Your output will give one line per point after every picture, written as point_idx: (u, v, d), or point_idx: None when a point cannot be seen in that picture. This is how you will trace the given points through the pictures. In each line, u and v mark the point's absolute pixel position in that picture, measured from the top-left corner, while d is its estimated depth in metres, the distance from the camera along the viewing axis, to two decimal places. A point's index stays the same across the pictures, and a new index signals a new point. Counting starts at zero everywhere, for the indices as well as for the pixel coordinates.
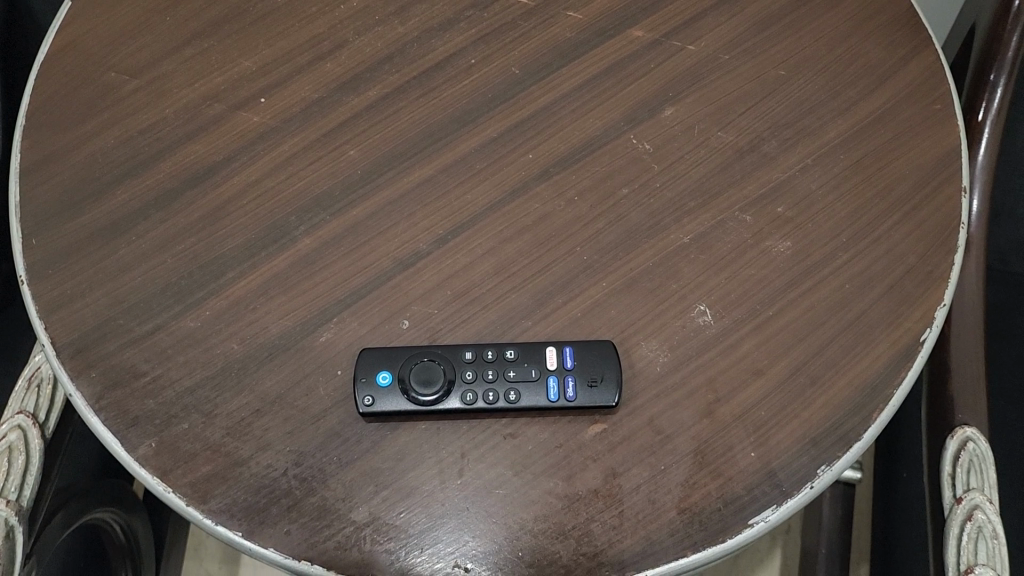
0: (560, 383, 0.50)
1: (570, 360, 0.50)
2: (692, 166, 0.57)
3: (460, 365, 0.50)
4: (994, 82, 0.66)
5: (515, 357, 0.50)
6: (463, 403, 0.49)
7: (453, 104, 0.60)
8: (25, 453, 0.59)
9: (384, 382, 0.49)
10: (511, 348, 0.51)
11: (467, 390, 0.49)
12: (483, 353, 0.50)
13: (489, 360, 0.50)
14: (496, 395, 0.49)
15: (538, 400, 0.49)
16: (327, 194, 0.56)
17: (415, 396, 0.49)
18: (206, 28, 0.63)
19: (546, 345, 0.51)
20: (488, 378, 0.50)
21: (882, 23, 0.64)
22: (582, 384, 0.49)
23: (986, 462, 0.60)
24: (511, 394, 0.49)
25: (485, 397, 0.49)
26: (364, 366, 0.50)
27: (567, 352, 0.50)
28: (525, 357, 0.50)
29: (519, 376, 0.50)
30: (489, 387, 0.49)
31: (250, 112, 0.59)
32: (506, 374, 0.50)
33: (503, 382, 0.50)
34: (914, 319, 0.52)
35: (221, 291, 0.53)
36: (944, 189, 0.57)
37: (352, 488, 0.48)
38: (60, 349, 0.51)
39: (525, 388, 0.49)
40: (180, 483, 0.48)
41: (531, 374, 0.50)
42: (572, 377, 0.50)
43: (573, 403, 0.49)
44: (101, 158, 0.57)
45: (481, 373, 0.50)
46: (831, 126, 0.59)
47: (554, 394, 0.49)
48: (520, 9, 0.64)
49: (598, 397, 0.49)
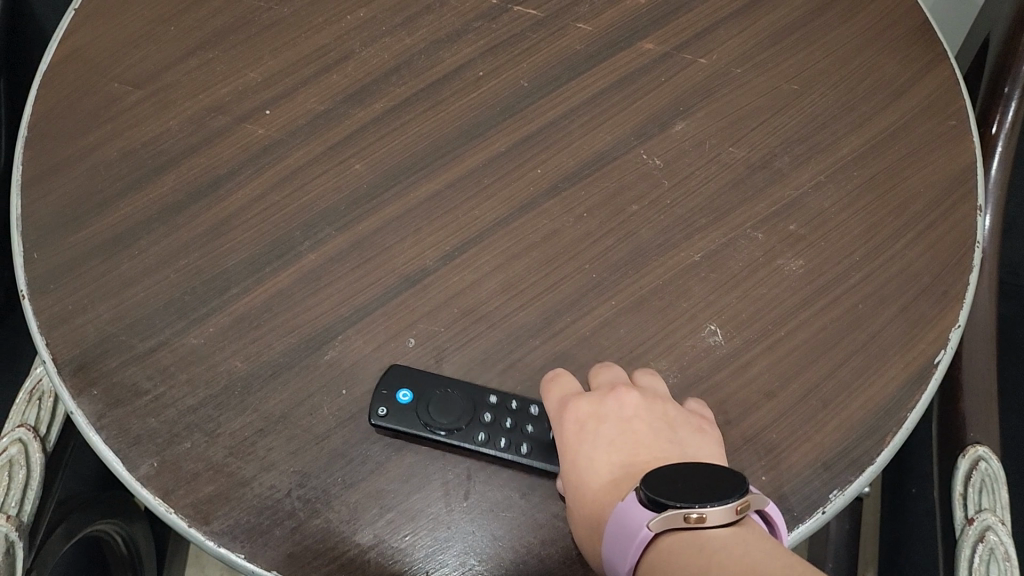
0: None
1: None
2: (702, 182, 0.56)
3: (480, 406, 0.49)
4: (1007, 96, 0.65)
5: (539, 414, 0.49)
6: (473, 441, 0.48)
7: (460, 118, 0.59)
8: (26, 467, 0.59)
9: (403, 399, 0.49)
10: (538, 405, 0.49)
11: (481, 430, 0.48)
12: (508, 402, 0.49)
13: (512, 410, 0.49)
14: (508, 444, 0.48)
15: (546, 463, 0.47)
16: (333, 209, 0.55)
17: (429, 422, 0.48)
18: (210, 38, 0.62)
19: None
20: (505, 426, 0.48)
21: (896, 37, 0.63)
22: None
23: (998, 481, 0.59)
24: (523, 448, 0.48)
25: (497, 442, 0.48)
26: (388, 380, 0.49)
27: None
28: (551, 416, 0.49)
29: (537, 433, 0.48)
30: (504, 434, 0.48)
31: (255, 124, 0.59)
32: (524, 427, 0.48)
33: (519, 434, 0.48)
34: (928, 341, 0.51)
35: (224, 307, 0.52)
36: (958, 208, 0.56)
37: (357, 509, 0.47)
38: (62, 365, 0.51)
39: (539, 446, 0.48)
40: (182, 504, 0.47)
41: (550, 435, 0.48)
42: None
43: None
44: (105, 170, 0.57)
45: (499, 420, 0.48)
46: (844, 143, 0.58)
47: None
48: (528, 21, 0.63)
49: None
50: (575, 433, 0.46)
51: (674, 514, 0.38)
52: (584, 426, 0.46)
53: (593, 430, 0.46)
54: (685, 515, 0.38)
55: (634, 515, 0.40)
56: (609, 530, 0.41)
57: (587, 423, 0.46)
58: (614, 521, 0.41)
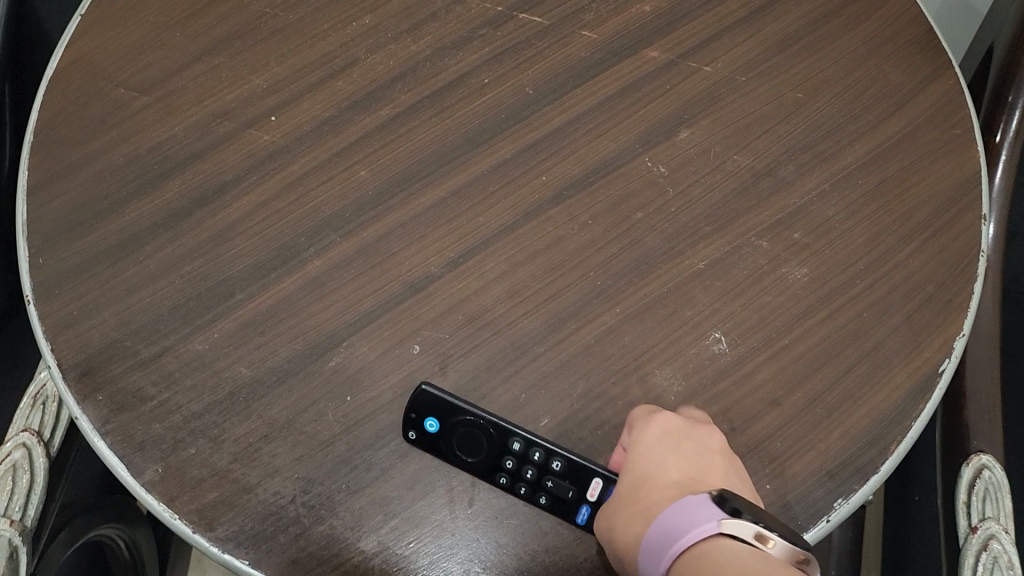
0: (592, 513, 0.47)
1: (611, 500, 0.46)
2: (707, 190, 0.56)
3: (504, 451, 0.47)
4: (1012, 104, 0.65)
5: (562, 469, 0.47)
6: (494, 484, 0.47)
7: (466, 125, 0.59)
8: (30, 472, 0.59)
9: (430, 429, 0.48)
10: (561, 460, 0.47)
11: (502, 474, 0.47)
12: (531, 452, 0.47)
13: (533, 463, 0.47)
14: (526, 494, 0.47)
15: (563, 521, 0.47)
16: (339, 215, 0.56)
17: (452, 456, 0.48)
18: (216, 44, 0.62)
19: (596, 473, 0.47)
20: (524, 478, 0.47)
21: (901, 45, 0.63)
22: None
23: (1002, 490, 0.58)
24: (540, 501, 0.47)
25: (516, 490, 0.47)
26: (417, 402, 0.48)
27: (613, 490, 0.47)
28: (575, 472, 0.47)
29: (555, 492, 0.47)
30: (523, 485, 0.47)
31: (261, 130, 0.59)
32: (542, 482, 0.47)
33: (537, 488, 0.47)
34: (932, 350, 0.51)
35: (229, 313, 0.52)
36: (962, 217, 0.56)
37: (361, 515, 0.47)
38: (67, 371, 0.51)
39: (557, 504, 0.47)
40: (187, 509, 0.47)
41: (568, 494, 0.47)
42: None
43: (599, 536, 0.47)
44: (111, 176, 0.57)
45: (520, 470, 0.47)
46: (848, 151, 0.58)
47: (581, 519, 0.47)
48: (533, 28, 0.63)
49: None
50: (657, 434, 0.46)
51: (749, 525, 0.39)
52: (667, 434, 0.46)
53: (673, 441, 0.46)
54: (755, 533, 0.39)
55: (703, 512, 0.40)
56: (667, 515, 0.42)
57: (674, 432, 0.46)
58: (680, 509, 0.41)
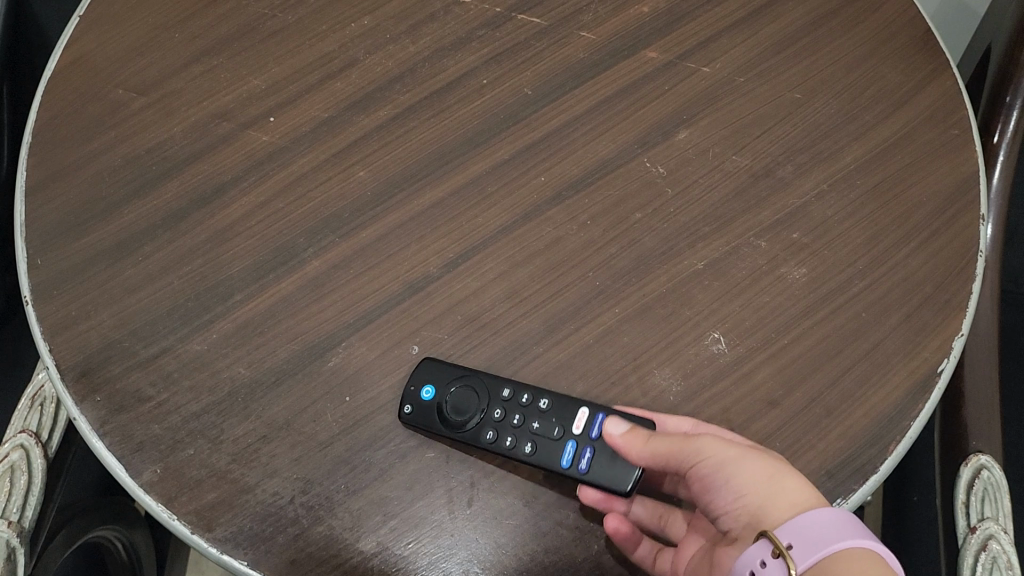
0: (576, 452, 0.47)
1: (596, 430, 0.47)
2: (706, 191, 0.56)
3: (493, 400, 0.49)
4: (1010, 105, 0.65)
5: (548, 408, 0.48)
6: (481, 441, 0.48)
7: (465, 125, 0.59)
8: (28, 473, 0.59)
9: (426, 397, 0.48)
10: (547, 398, 0.48)
11: (490, 427, 0.48)
12: (519, 395, 0.49)
13: (522, 405, 0.48)
14: (514, 443, 0.48)
15: (549, 466, 0.47)
16: (337, 216, 0.56)
17: (445, 420, 0.48)
18: (216, 45, 0.63)
19: (581, 405, 0.48)
20: (514, 423, 0.48)
21: (900, 45, 0.63)
22: (598, 459, 0.47)
23: (1001, 490, 0.58)
24: (527, 446, 0.47)
25: (503, 442, 0.48)
26: (415, 375, 0.49)
27: (598, 420, 0.47)
28: (557, 409, 0.48)
29: (539, 430, 0.48)
30: (510, 433, 0.48)
31: (260, 131, 0.59)
32: (530, 423, 0.48)
33: (525, 432, 0.48)
34: (931, 349, 0.51)
35: (228, 314, 0.52)
36: (961, 217, 0.56)
37: (359, 516, 0.47)
38: (65, 372, 0.51)
39: (543, 445, 0.47)
40: (186, 510, 0.47)
41: (554, 432, 0.47)
42: (590, 449, 0.47)
43: (583, 476, 0.46)
44: (110, 177, 0.57)
45: (509, 415, 0.48)
46: (846, 152, 0.58)
47: (567, 460, 0.47)
48: (532, 29, 0.63)
49: (613, 477, 0.46)
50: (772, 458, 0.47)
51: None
52: None
53: None
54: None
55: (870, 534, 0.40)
56: (835, 517, 0.40)
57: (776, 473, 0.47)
58: (853, 518, 0.41)
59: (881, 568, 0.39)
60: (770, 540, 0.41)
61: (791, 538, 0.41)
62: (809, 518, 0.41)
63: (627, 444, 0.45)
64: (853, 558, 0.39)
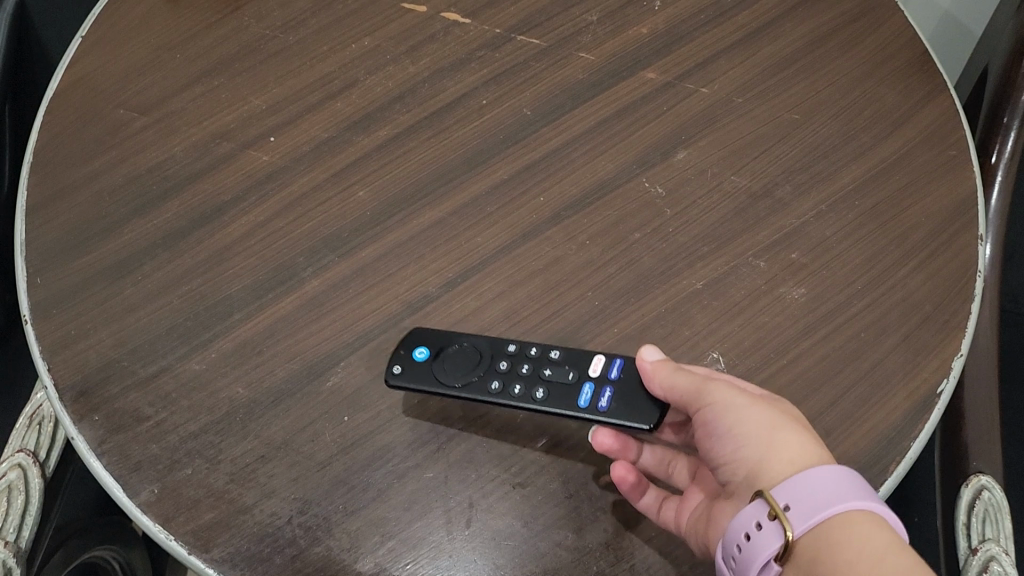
0: (595, 391, 0.47)
1: (615, 371, 0.48)
2: (705, 211, 0.57)
3: (499, 355, 0.49)
4: (1007, 126, 0.66)
5: (559, 358, 0.49)
6: (486, 391, 0.48)
7: (464, 145, 0.59)
8: (25, 493, 0.58)
9: (419, 357, 0.49)
10: (557, 350, 0.49)
11: (496, 379, 0.49)
12: (526, 349, 0.49)
13: (531, 357, 0.49)
14: (524, 390, 0.48)
15: (566, 406, 0.47)
16: (336, 236, 0.56)
17: (440, 376, 0.49)
18: (218, 66, 0.63)
19: (596, 353, 0.49)
20: (523, 372, 0.48)
21: (898, 67, 0.64)
22: (617, 397, 0.47)
23: (1002, 511, 0.58)
24: (538, 392, 0.48)
25: (510, 390, 0.48)
26: (406, 340, 0.50)
27: (615, 364, 0.48)
28: (570, 359, 0.49)
29: (551, 376, 0.48)
30: (520, 381, 0.48)
31: (259, 151, 0.59)
32: (541, 371, 0.48)
33: (536, 379, 0.48)
34: (931, 369, 0.51)
35: (226, 333, 0.52)
36: (960, 236, 0.56)
37: (358, 537, 0.46)
38: (64, 391, 0.51)
39: (556, 389, 0.48)
40: (183, 531, 0.47)
41: (569, 377, 0.48)
42: (609, 388, 0.47)
43: (602, 413, 0.47)
44: (109, 197, 0.57)
45: (516, 366, 0.49)
46: (844, 172, 0.58)
47: (585, 401, 0.47)
48: (531, 50, 0.64)
49: (628, 416, 0.46)
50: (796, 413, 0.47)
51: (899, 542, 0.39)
52: None
53: None
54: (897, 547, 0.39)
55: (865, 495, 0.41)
56: (831, 479, 0.41)
57: None
58: (848, 479, 0.41)
59: (881, 531, 0.39)
60: (767, 501, 0.41)
61: (788, 500, 0.41)
62: (808, 479, 0.41)
63: (654, 371, 0.46)
64: (854, 520, 0.40)
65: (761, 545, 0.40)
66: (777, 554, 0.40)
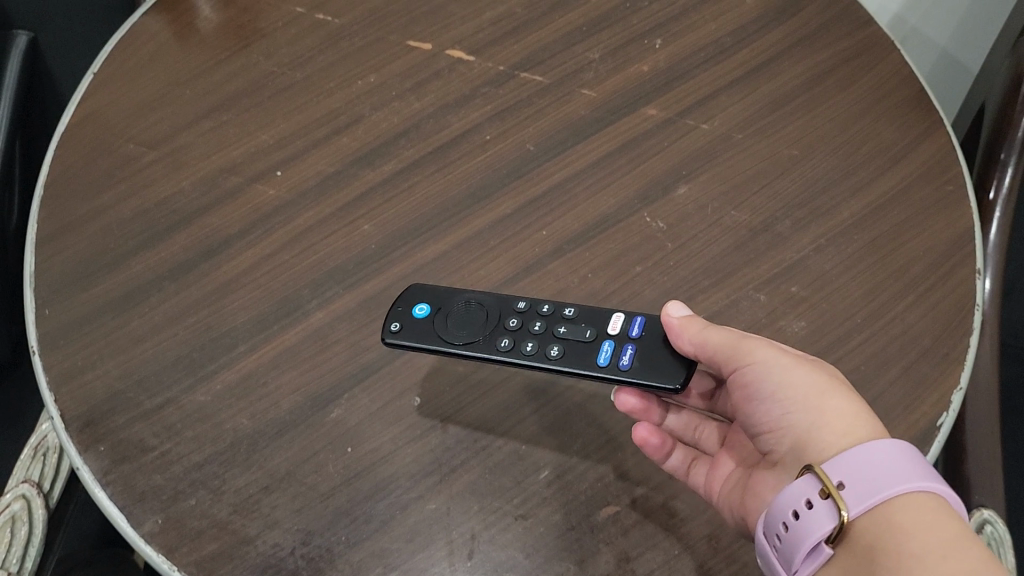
0: (615, 349, 0.49)
1: (635, 330, 0.49)
2: (705, 245, 0.57)
3: (508, 313, 0.51)
4: (1004, 162, 0.66)
5: (573, 316, 0.50)
6: (495, 346, 0.49)
7: (467, 179, 0.60)
8: (28, 523, 0.59)
9: (419, 314, 0.51)
10: (572, 309, 0.51)
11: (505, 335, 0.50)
12: (537, 307, 0.51)
13: (543, 314, 0.50)
14: (536, 346, 0.49)
15: (585, 362, 0.49)
16: (341, 269, 0.56)
17: (443, 332, 0.50)
18: (226, 102, 0.65)
19: (614, 312, 0.50)
20: (535, 329, 0.50)
21: (895, 103, 0.65)
22: (638, 354, 0.48)
23: (1004, 545, 0.59)
24: (552, 349, 0.49)
25: (521, 346, 0.49)
26: (405, 297, 0.52)
27: (635, 322, 0.50)
28: (586, 317, 0.50)
29: (564, 333, 0.50)
30: (532, 338, 0.49)
31: (265, 185, 0.60)
32: (555, 329, 0.50)
33: (549, 336, 0.50)
34: (931, 403, 0.51)
35: (231, 364, 0.53)
36: (958, 270, 0.56)
37: (360, 568, 0.46)
38: (69, 422, 0.51)
39: (571, 346, 0.49)
40: (186, 561, 0.47)
41: (586, 335, 0.49)
42: (630, 346, 0.49)
43: (624, 371, 0.48)
44: (118, 229, 0.58)
45: (528, 323, 0.50)
46: (843, 207, 0.59)
47: (605, 359, 0.48)
48: (533, 87, 0.65)
49: (652, 372, 0.48)
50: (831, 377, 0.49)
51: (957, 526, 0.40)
52: None
53: None
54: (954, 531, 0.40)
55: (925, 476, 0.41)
56: (889, 458, 0.41)
57: None
58: (907, 459, 0.41)
59: (937, 516, 0.40)
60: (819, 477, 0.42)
61: (843, 477, 0.41)
62: (864, 459, 0.42)
63: (682, 326, 0.47)
64: (911, 505, 0.40)
65: (812, 521, 0.41)
66: (828, 533, 0.41)
